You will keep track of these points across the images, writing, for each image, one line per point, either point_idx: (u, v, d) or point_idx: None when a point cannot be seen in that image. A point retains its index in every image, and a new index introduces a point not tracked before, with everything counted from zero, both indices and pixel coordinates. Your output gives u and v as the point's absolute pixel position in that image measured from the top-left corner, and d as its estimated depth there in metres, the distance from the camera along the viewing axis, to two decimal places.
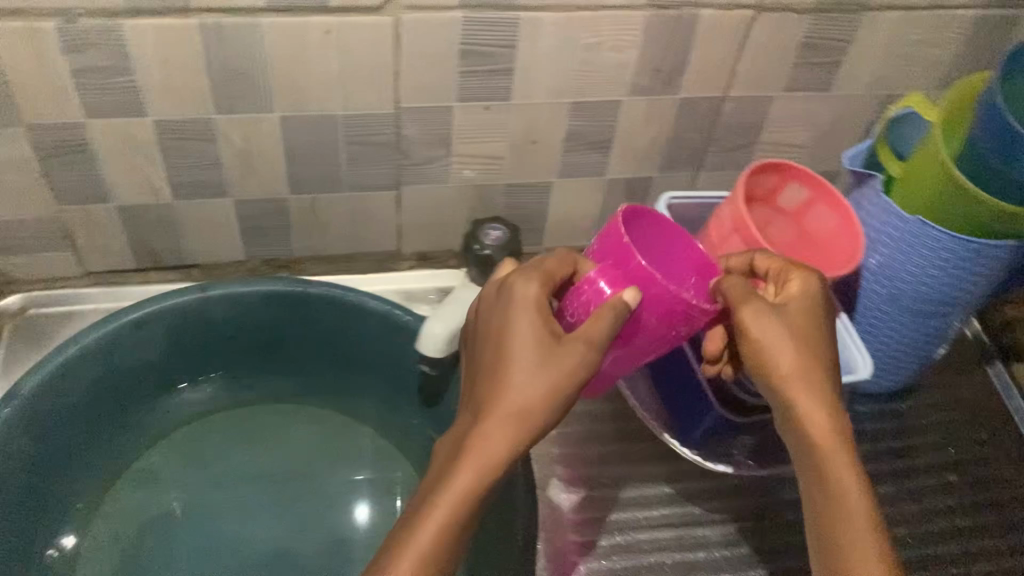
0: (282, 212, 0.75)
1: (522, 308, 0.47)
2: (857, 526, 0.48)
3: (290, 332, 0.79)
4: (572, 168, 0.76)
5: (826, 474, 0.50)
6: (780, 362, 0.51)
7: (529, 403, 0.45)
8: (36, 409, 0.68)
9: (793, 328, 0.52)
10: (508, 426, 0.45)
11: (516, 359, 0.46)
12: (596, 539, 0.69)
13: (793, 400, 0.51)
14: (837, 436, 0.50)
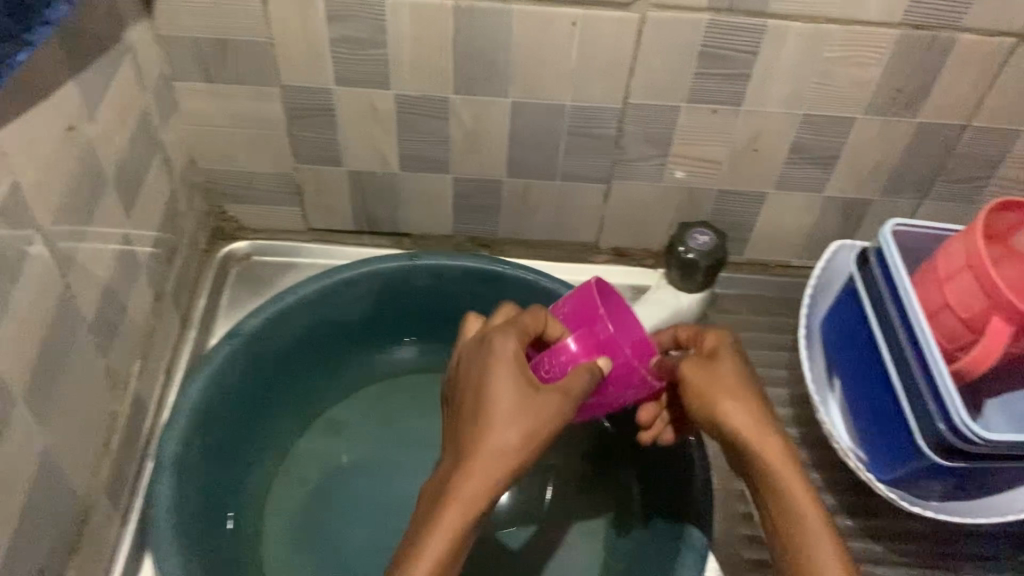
0: (495, 193, 0.77)
1: (501, 363, 0.49)
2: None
3: (505, 314, 0.81)
4: (788, 181, 0.74)
5: (794, 528, 0.49)
6: (732, 424, 0.50)
7: (495, 470, 0.47)
8: (253, 347, 0.74)
9: (743, 379, 0.52)
10: (489, 467, 0.46)
11: (494, 411, 0.48)
12: (765, 563, 0.68)
13: (752, 456, 0.50)
14: (787, 474, 0.49)
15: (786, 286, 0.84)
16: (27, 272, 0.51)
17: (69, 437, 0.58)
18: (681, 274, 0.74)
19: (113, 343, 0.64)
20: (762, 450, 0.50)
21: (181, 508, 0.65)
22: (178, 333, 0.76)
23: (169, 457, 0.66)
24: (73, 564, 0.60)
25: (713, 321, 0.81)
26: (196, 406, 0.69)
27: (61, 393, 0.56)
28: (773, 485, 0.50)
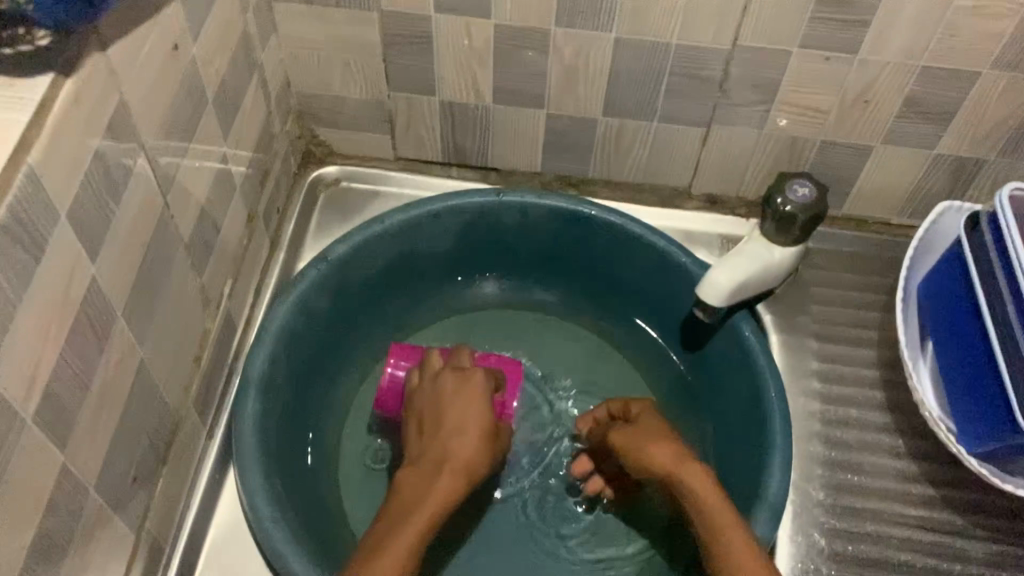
0: (589, 131, 0.75)
1: (458, 434, 0.58)
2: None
3: (591, 258, 0.80)
4: (899, 135, 0.71)
5: (719, 554, 0.52)
6: (659, 458, 0.58)
7: (469, 455, 0.57)
8: (339, 274, 0.74)
9: (667, 458, 0.58)
10: (451, 477, 0.55)
11: (452, 448, 0.57)
12: (843, 525, 0.67)
13: (684, 484, 0.56)
14: (685, 473, 0.57)
15: (884, 245, 0.80)
16: (131, 188, 0.52)
17: (162, 351, 0.60)
18: (778, 227, 0.71)
19: (206, 262, 0.65)
20: (684, 475, 0.56)
21: (265, 426, 0.67)
22: (266, 254, 0.77)
23: (256, 376, 0.67)
24: (163, 472, 0.62)
25: (805, 276, 0.79)
26: (282, 328, 0.70)
27: (157, 308, 0.58)
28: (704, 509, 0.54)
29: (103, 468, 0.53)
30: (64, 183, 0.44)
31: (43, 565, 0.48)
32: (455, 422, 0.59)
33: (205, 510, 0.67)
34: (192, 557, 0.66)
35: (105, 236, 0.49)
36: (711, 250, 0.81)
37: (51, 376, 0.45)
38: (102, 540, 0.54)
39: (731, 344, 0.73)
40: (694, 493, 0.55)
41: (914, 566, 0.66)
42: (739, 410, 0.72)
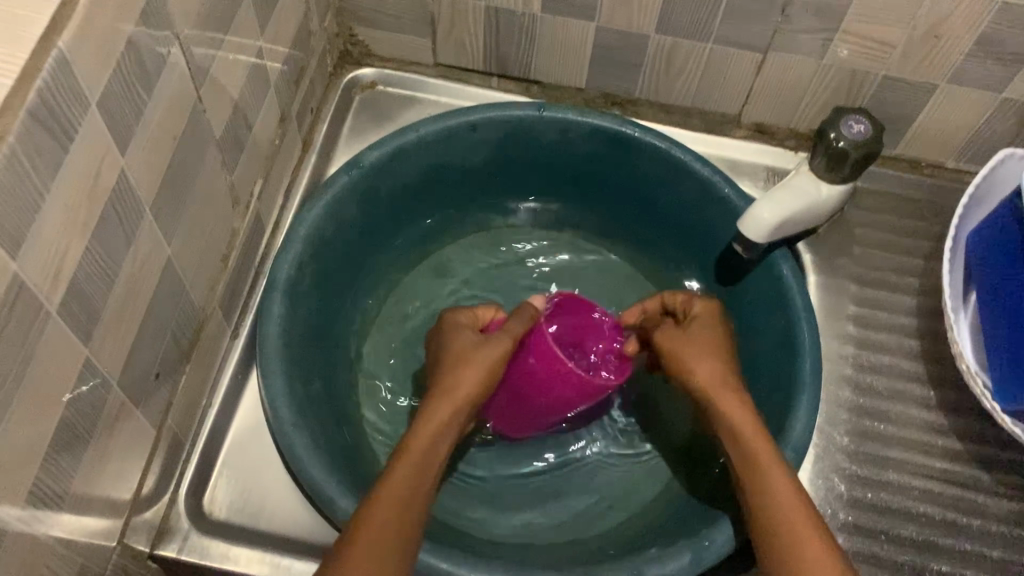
0: (639, 49, 0.72)
1: (469, 361, 0.57)
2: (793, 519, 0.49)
3: (633, 181, 0.77)
4: (967, 75, 0.67)
5: (752, 483, 0.52)
6: (698, 374, 0.56)
7: (471, 379, 0.56)
8: (372, 180, 0.72)
9: (711, 373, 0.56)
10: (460, 409, 0.55)
11: (461, 376, 0.56)
12: (865, 472, 0.67)
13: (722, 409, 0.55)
14: (726, 392, 0.55)
15: (935, 190, 0.77)
16: (164, 79, 0.50)
17: (190, 250, 0.59)
18: (828, 163, 0.68)
19: (237, 159, 0.64)
20: (721, 401, 0.55)
21: (290, 329, 0.66)
22: (298, 155, 0.75)
23: (282, 278, 0.66)
24: (187, 369, 0.62)
25: (850, 217, 0.76)
26: (311, 232, 0.69)
27: (186, 205, 0.57)
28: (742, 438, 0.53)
29: (127, 362, 0.53)
30: (95, 71, 0.42)
31: (65, 454, 0.48)
32: (468, 350, 0.58)
33: (226, 408, 0.67)
34: (212, 453, 0.66)
35: (136, 128, 0.48)
36: (756, 181, 0.78)
37: (77, 269, 0.44)
38: (123, 433, 0.54)
39: (769, 281, 0.71)
40: (731, 419, 0.54)
41: (932, 518, 0.65)
42: (768, 348, 0.71)
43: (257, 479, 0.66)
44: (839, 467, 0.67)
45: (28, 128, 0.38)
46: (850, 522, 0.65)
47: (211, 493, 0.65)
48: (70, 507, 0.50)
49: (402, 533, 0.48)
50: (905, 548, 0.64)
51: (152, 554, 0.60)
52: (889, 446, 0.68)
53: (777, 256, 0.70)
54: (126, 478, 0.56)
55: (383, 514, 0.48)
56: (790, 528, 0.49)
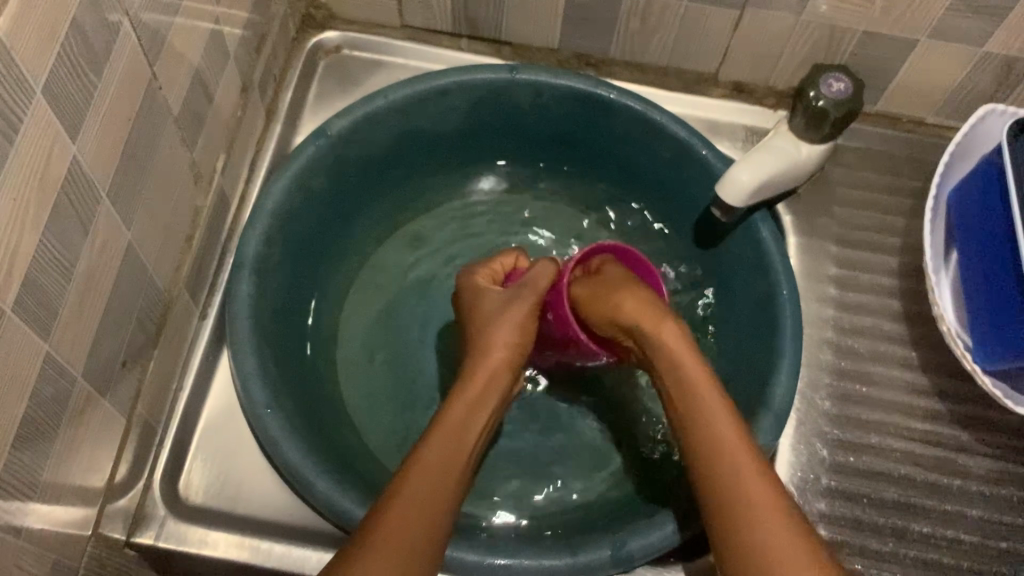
0: (613, 8, 0.70)
1: (499, 326, 0.59)
2: (743, 478, 0.48)
3: (609, 143, 0.75)
4: (949, 30, 0.65)
5: (700, 434, 0.51)
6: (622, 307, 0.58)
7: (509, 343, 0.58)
8: (340, 150, 0.70)
9: (634, 310, 0.57)
10: (496, 377, 0.57)
11: (495, 342, 0.58)
12: (846, 436, 0.67)
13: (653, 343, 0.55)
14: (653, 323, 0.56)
15: (915, 145, 0.76)
16: (115, 58, 0.48)
17: (153, 233, 0.57)
18: (806, 122, 0.66)
19: (198, 135, 0.61)
20: (655, 329, 0.55)
21: (261, 308, 0.64)
22: (262, 125, 0.73)
23: (251, 256, 0.64)
24: (155, 354, 0.60)
25: (829, 175, 0.75)
26: (280, 205, 0.67)
27: (146, 186, 0.54)
28: (690, 388, 0.53)
29: (91, 354, 0.51)
30: (38, 54, 0.40)
31: (29, 453, 0.46)
32: (501, 316, 0.60)
33: (198, 390, 0.66)
34: (185, 437, 0.65)
35: (86, 112, 0.45)
36: (735, 142, 0.77)
37: (30, 264, 0.42)
38: (91, 424, 0.53)
39: (749, 245, 0.70)
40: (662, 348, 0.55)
41: (913, 479, 0.66)
42: (749, 312, 0.70)
43: (233, 462, 0.65)
44: (822, 431, 0.67)
45: None
46: (833, 488, 0.65)
47: (186, 478, 0.64)
48: (40, 502, 0.49)
49: (448, 486, 0.49)
50: (886, 510, 0.64)
51: (128, 542, 0.59)
52: (871, 409, 0.68)
53: (757, 220, 0.69)
54: (96, 469, 0.55)
55: (425, 473, 0.48)
56: (736, 465, 0.49)
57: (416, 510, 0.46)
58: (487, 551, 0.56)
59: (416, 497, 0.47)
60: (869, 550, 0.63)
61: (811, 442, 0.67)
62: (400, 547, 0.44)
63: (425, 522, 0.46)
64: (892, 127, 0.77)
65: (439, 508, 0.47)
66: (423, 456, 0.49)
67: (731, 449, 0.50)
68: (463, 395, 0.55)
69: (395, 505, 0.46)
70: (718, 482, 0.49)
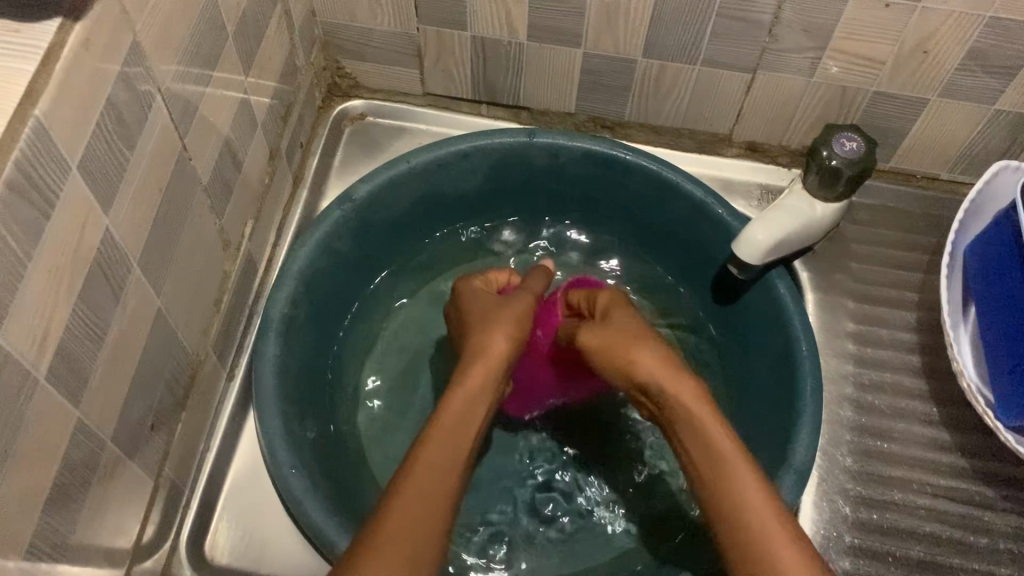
0: (627, 72, 0.72)
1: (498, 328, 0.61)
2: (770, 535, 0.47)
3: (627, 201, 0.77)
4: (958, 89, 0.66)
5: (725, 508, 0.50)
6: (638, 363, 0.58)
7: (506, 335, 0.61)
8: (363, 213, 0.72)
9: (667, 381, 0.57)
10: (490, 375, 0.58)
11: (492, 344, 0.60)
12: (869, 493, 0.67)
13: (687, 425, 0.55)
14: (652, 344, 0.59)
15: (931, 201, 0.77)
16: (147, 133, 0.50)
17: (182, 297, 0.58)
18: (820, 180, 0.67)
19: (227, 203, 0.64)
20: (662, 372, 0.57)
21: (286, 369, 0.66)
22: (289, 190, 0.75)
23: (277, 318, 0.66)
24: (182, 416, 0.61)
25: (845, 232, 0.76)
26: (305, 267, 0.68)
27: (175, 253, 0.56)
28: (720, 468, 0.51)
29: (120, 417, 0.52)
30: (75, 133, 0.42)
31: (58, 516, 0.47)
32: (498, 317, 0.62)
33: (224, 450, 0.67)
34: (211, 497, 0.66)
35: (119, 184, 0.47)
36: (750, 200, 0.78)
37: (62, 334, 0.44)
38: (119, 485, 0.54)
39: (766, 302, 0.70)
40: (696, 424, 0.54)
41: (939, 537, 0.65)
42: (768, 368, 0.70)
43: (259, 521, 0.66)
44: (843, 487, 0.67)
45: (7, 199, 0.37)
46: (857, 546, 0.64)
47: (212, 538, 0.65)
48: (69, 561, 0.50)
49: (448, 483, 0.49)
50: (913, 568, 0.64)
51: None
52: (893, 467, 0.68)
53: (773, 276, 0.70)
54: (124, 529, 0.56)
55: (427, 473, 0.49)
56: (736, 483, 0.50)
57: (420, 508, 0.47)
58: None
59: (419, 497, 0.47)
60: None
61: (834, 498, 0.66)
62: (404, 543, 0.45)
63: (432, 523, 0.46)
64: (907, 184, 0.78)
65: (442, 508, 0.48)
66: (424, 454, 0.50)
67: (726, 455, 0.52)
68: (461, 394, 0.56)
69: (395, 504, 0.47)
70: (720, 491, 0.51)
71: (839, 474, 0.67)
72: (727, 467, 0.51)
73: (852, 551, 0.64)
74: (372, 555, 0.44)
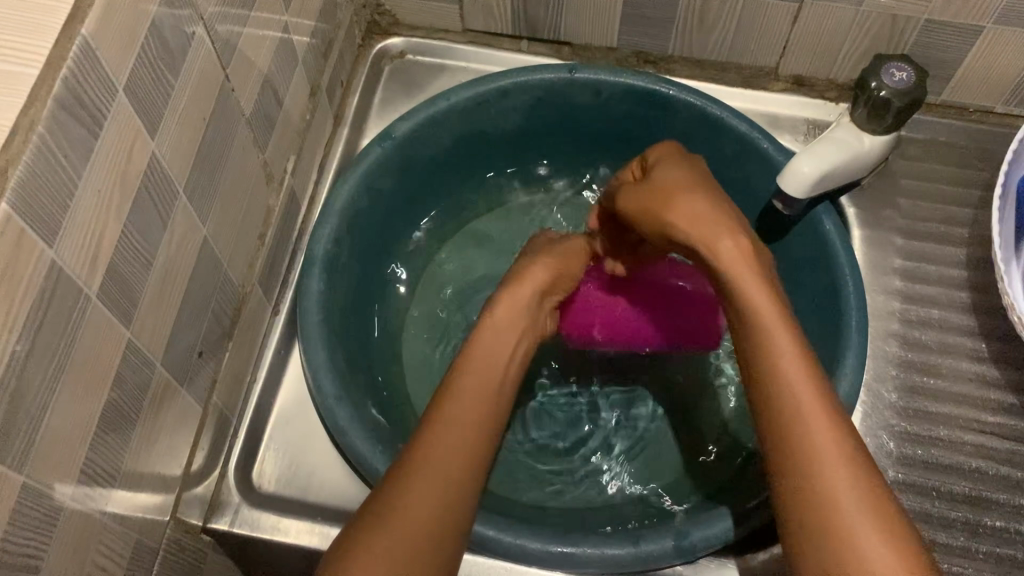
0: (670, 5, 0.70)
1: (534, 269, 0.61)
2: (814, 411, 0.42)
3: (671, 138, 0.76)
4: (1015, 16, 0.64)
5: (772, 420, 0.43)
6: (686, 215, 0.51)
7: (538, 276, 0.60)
8: (404, 151, 0.72)
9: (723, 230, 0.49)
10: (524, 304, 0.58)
11: (531, 277, 0.60)
12: (915, 429, 0.67)
13: (739, 305, 0.47)
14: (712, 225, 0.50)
15: (984, 136, 0.76)
16: (189, 61, 0.50)
17: (228, 228, 0.59)
18: (868, 114, 0.66)
19: (270, 137, 0.64)
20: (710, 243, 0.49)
21: (331, 304, 0.66)
22: (331, 129, 0.76)
23: (321, 254, 0.66)
24: (230, 346, 0.63)
25: (894, 168, 0.75)
26: (349, 202, 0.69)
27: (219, 186, 0.57)
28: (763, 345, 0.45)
29: (168, 344, 0.53)
30: (119, 56, 0.42)
31: (116, 437, 0.49)
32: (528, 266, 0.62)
33: (272, 381, 0.69)
34: (260, 427, 0.68)
35: (164, 109, 0.48)
36: (796, 135, 0.77)
37: (113, 254, 0.45)
38: (169, 411, 0.55)
39: (811, 240, 0.70)
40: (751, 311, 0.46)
41: (986, 472, 0.65)
42: (812, 309, 0.70)
43: (307, 452, 0.68)
44: (886, 421, 0.67)
45: (57, 117, 0.38)
46: (900, 481, 0.65)
47: (260, 467, 0.67)
48: (123, 485, 0.51)
49: (484, 413, 0.49)
50: (958, 503, 0.64)
51: (205, 528, 0.62)
52: (937, 403, 0.68)
53: (819, 211, 0.69)
54: (174, 455, 0.57)
55: (462, 401, 0.49)
56: (775, 349, 0.44)
57: (455, 436, 0.46)
58: (550, 539, 0.57)
59: (451, 424, 0.47)
60: (941, 545, 0.63)
61: (879, 432, 0.67)
62: (441, 469, 0.45)
63: (473, 457, 0.46)
64: (959, 118, 0.76)
65: (480, 437, 0.47)
66: (460, 381, 0.50)
67: (777, 345, 0.44)
68: (496, 327, 0.55)
69: (418, 453, 0.46)
70: (773, 394, 0.43)
71: (882, 410, 0.68)
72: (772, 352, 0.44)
73: (901, 484, 0.65)
74: (393, 514, 0.42)
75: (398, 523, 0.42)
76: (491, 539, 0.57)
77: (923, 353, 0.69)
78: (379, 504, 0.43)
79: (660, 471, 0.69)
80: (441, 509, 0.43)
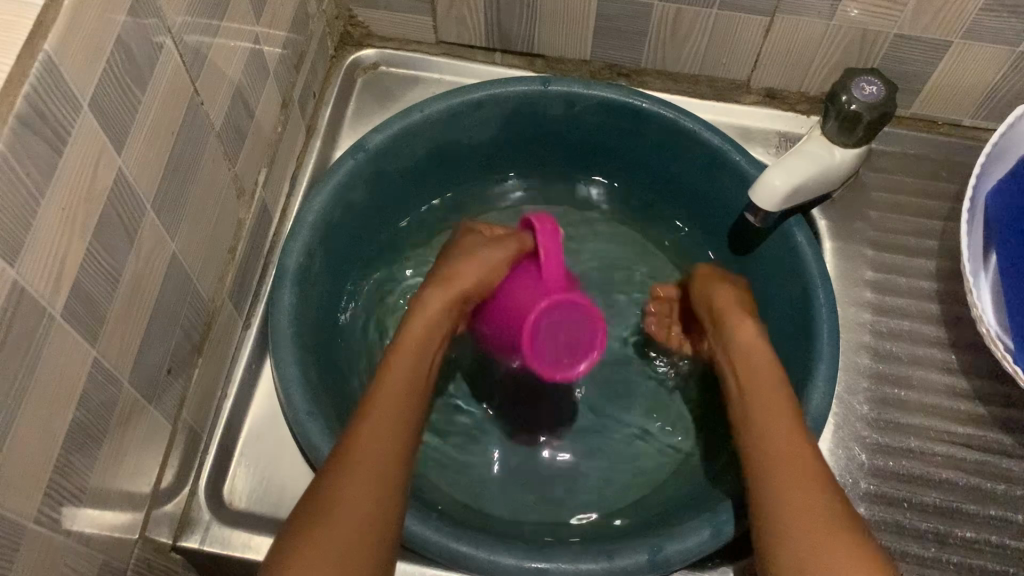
0: (643, 17, 0.71)
1: (472, 260, 0.62)
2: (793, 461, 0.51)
3: (642, 150, 0.76)
4: (983, 31, 0.65)
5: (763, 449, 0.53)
6: (740, 336, 0.61)
7: (472, 270, 0.61)
8: (377, 163, 0.72)
9: (756, 348, 0.60)
10: (451, 304, 0.60)
11: (461, 275, 0.61)
12: (885, 440, 0.67)
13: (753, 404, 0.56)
14: (756, 327, 0.62)
15: (952, 148, 0.77)
16: (157, 74, 0.50)
17: (198, 243, 0.59)
18: (840, 126, 0.66)
19: (240, 150, 0.64)
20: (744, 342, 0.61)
21: (302, 316, 0.66)
22: (303, 140, 0.75)
23: (292, 268, 0.66)
24: (199, 362, 0.62)
25: (865, 180, 0.76)
26: (321, 214, 0.68)
27: (189, 199, 0.56)
28: (763, 428, 0.54)
29: (137, 360, 0.53)
30: (84, 69, 0.42)
31: (81, 457, 0.48)
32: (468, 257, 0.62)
33: (241, 396, 0.68)
34: (230, 442, 0.67)
35: (131, 124, 0.47)
36: (768, 147, 0.78)
37: (78, 271, 0.44)
38: (137, 429, 0.54)
39: (782, 250, 0.70)
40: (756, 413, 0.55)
41: (956, 483, 0.66)
42: (785, 320, 0.70)
43: (279, 467, 0.67)
44: (857, 431, 0.68)
45: (17, 132, 0.37)
46: (874, 494, 0.66)
47: (231, 483, 0.66)
48: (90, 503, 0.50)
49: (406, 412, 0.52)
50: (929, 515, 0.65)
51: (174, 545, 0.61)
52: (908, 414, 0.68)
53: (789, 224, 0.69)
54: (143, 472, 0.56)
55: (385, 404, 0.52)
56: (774, 432, 0.53)
57: (375, 434, 0.49)
58: (523, 554, 0.57)
59: (376, 427, 0.50)
60: (912, 555, 0.64)
61: (852, 443, 0.67)
62: (370, 462, 0.48)
63: (389, 446, 0.49)
64: (928, 131, 0.77)
65: (403, 423, 0.51)
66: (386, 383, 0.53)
67: (778, 433, 0.53)
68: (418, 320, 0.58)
69: (345, 452, 0.48)
70: (764, 449, 0.53)
71: (854, 422, 0.68)
72: (773, 435, 0.53)
73: (877, 496, 0.65)
74: (316, 521, 0.45)
75: (326, 531, 0.44)
76: (463, 555, 0.56)
77: (892, 362, 0.70)
78: (314, 504, 0.46)
79: (630, 481, 0.70)
80: (376, 507, 0.46)
